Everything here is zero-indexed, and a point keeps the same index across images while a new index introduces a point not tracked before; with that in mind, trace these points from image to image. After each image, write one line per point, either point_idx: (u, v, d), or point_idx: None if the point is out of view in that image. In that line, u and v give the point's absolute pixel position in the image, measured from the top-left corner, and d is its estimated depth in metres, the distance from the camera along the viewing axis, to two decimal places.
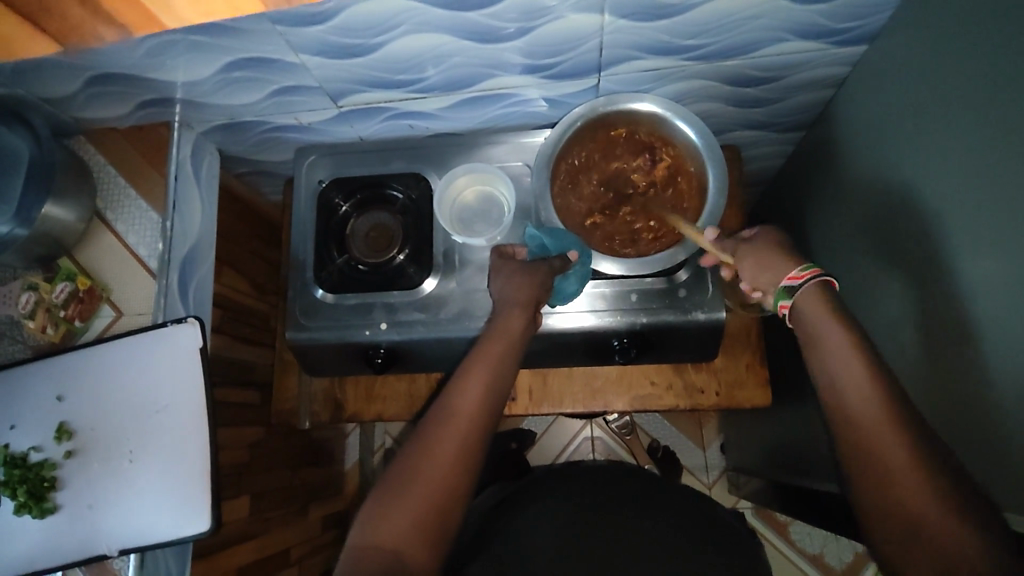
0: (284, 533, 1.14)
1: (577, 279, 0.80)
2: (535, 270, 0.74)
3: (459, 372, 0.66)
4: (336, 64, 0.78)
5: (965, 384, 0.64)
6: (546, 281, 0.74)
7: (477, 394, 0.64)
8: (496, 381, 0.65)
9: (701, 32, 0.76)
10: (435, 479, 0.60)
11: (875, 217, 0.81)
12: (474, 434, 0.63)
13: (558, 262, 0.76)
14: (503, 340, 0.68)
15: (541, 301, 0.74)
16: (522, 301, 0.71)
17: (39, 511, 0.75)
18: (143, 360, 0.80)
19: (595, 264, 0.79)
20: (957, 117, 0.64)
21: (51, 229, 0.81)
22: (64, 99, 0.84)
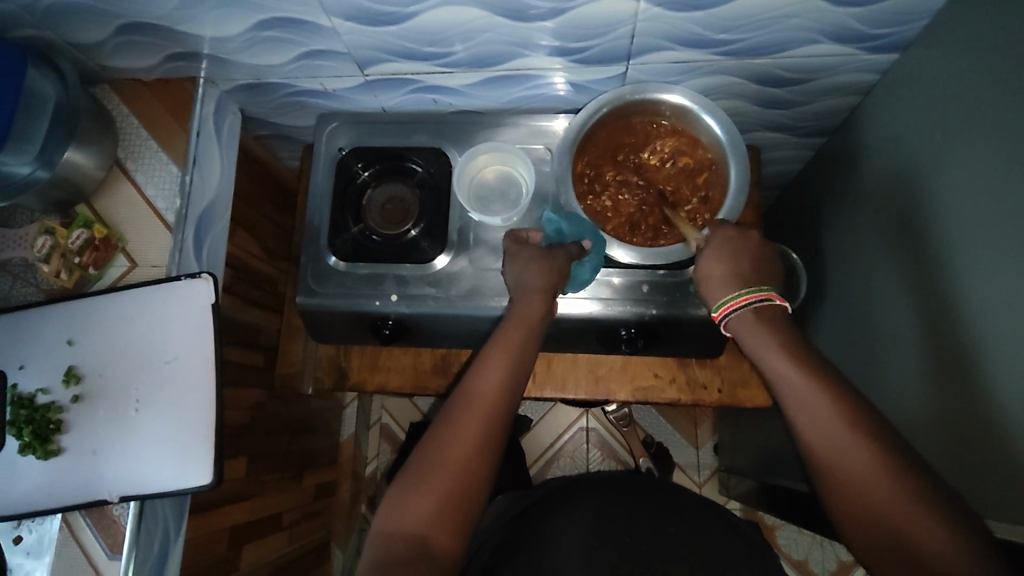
0: (276, 497, 1.15)
1: (594, 264, 0.79)
2: (553, 256, 0.74)
3: (478, 358, 0.67)
4: (367, 30, 0.78)
5: (984, 397, 0.64)
6: (564, 268, 0.74)
7: (497, 379, 0.65)
8: (514, 368, 0.66)
9: (734, 26, 0.75)
10: (455, 461, 0.60)
11: (893, 228, 0.81)
12: (494, 419, 0.63)
13: (574, 249, 0.76)
14: (521, 326, 0.69)
15: (561, 288, 0.74)
16: (540, 287, 0.72)
17: (43, 453, 0.76)
18: (156, 313, 0.80)
19: (609, 250, 0.79)
20: (987, 133, 0.65)
21: (73, 175, 0.82)
22: (92, 46, 0.84)
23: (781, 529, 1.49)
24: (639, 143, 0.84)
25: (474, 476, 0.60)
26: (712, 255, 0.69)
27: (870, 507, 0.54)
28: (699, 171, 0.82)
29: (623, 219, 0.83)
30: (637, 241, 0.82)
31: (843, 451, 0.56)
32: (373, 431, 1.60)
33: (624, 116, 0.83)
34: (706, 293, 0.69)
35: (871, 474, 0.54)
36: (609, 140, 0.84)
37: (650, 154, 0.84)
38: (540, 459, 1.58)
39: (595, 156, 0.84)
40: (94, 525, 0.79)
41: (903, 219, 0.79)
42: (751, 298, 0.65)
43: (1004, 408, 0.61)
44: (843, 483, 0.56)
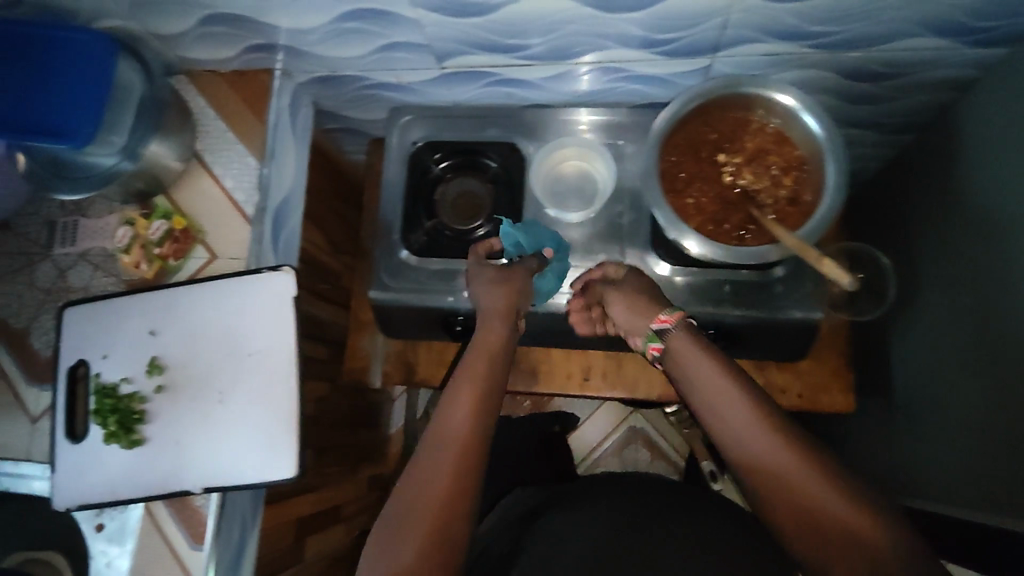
0: (336, 489, 1.15)
1: (553, 277, 0.82)
2: (513, 277, 0.73)
3: (446, 394, 0.65)
4: (451, 22, 0.76)
5: None
6: (524, 286, 0.74)
7: (466, 415, 0.62)
8: (483, 399, 0.64)
9: (834, 18, 0.72)
10: (430, 509, 0.58)
11: (979, 222, 0.77)
12: (467, 459, 0.61)
13: (534, 262, 0.78)
14: (483, 357, 0.67)
15: (522, 308, 0.73)
16: (501, 310, 0.71)
17: (127, 442, 0.77)
18: (237, 305, 0.80)
19: (679, 237, 0.76)
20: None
21: (155, 167, 0.82)
22: (173, 38, 0.83)
23: None
24: (728, 138, 0.80)
25: (457, 522, 0.58)
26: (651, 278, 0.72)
27: (815, 517, 0.53)
28: (787, 171, 0.78)
29: (706, 215, 0.79)
30: (718, 239, 0.78)
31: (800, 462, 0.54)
32: None
33: (707, 112, 0.80)
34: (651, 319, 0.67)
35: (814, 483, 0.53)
36: (690, 137, 0.80)
37: (734, 151, 0.80)
38: (590, 457, 1.57)
39: (681, 149, 0.80)
40: (175, 514, 0.80)
41: (992, 214, 0.74)
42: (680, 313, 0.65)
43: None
44: (776, 491, 0.54)
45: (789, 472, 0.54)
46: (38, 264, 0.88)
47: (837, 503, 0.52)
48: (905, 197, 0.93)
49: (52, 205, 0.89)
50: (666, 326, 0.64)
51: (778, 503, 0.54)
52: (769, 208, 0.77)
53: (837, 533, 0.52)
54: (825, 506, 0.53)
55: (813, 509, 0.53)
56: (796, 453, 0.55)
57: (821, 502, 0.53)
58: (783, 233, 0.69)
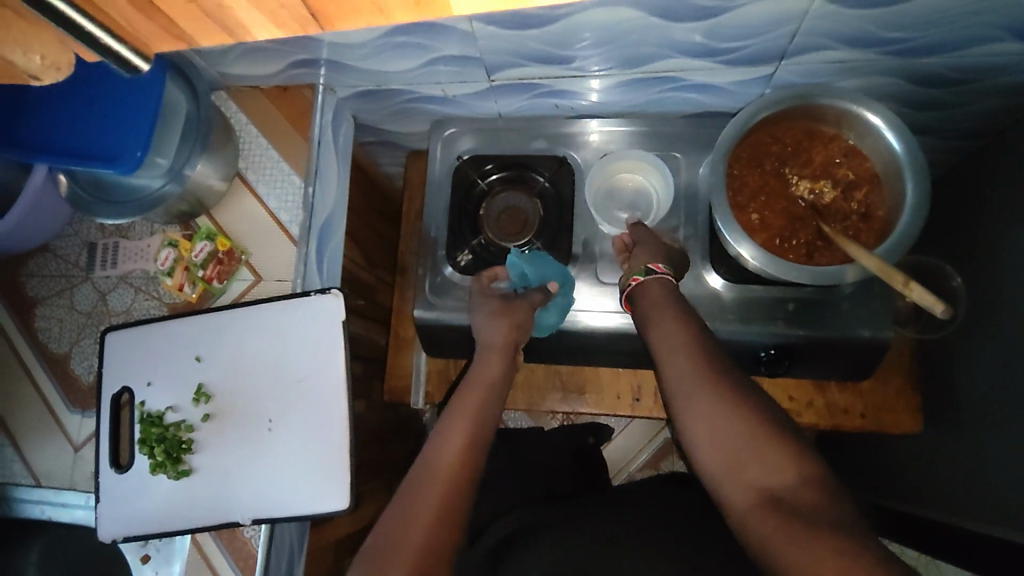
0: (372, 509, 1.13)
1: (555, 311, 0.82)
2: (515, 310, 0.75)
3: (445, 415, 0.66)
4: (508, 34, 0.73)
5: None
6: (525, 320, 0.76)
7: (463, 433, 0.63)
8: (479, 420, 0.65)
9: (913, 23, 0.69)
10: (425, 516, 0.57)
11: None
12: (463, 476, 0.60)
13: (538, 296, 0.78)
14: (482, 387, 0.68)
15: (521, 344, 0.75)
16: (501, 343, 0.72)
17: (175, 473, 0.75)
18: (286, 330, 0.78)
19: (735, 242, 0.73)
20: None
21: (199, 188, 0.80)
22: (217, 54, 0.81)
23: None
24: (795, 151, 0.77)
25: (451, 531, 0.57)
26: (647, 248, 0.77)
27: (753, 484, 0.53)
28: (859, 184, 0.75)
29: (774, 232, 0.76)
30: (786, 256, 0.75)
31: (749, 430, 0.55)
32: None
33: (772, 124, 0.76)
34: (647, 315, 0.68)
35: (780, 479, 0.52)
36: (754, 150, 0.77)
37: (801, 164, 0.77)
38: (624, 470, 1.54)
39: (745, 163, 0.77)
40: (224, 546, 0.78)
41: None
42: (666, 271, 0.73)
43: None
44: (727, 466, 0.55)
45: (737, 444, 0.55)
46: (78, 287, 0.86)
47: (770, 463, 0.53)
48: (972, 207, 0.89)
49: (91, 226, 0.87)
50: (654, 271, 0.72)
51: (727, 477, 0.55)
52: (840, 225, 0.74)
53: (772, 501, 0.52)
54: (767, 473, 0.53)
55: (755, 477, 0.53)
56: (744, 424, 0.55)
57: (757, 461, 0.54)
58: (859, 252, 0.65)
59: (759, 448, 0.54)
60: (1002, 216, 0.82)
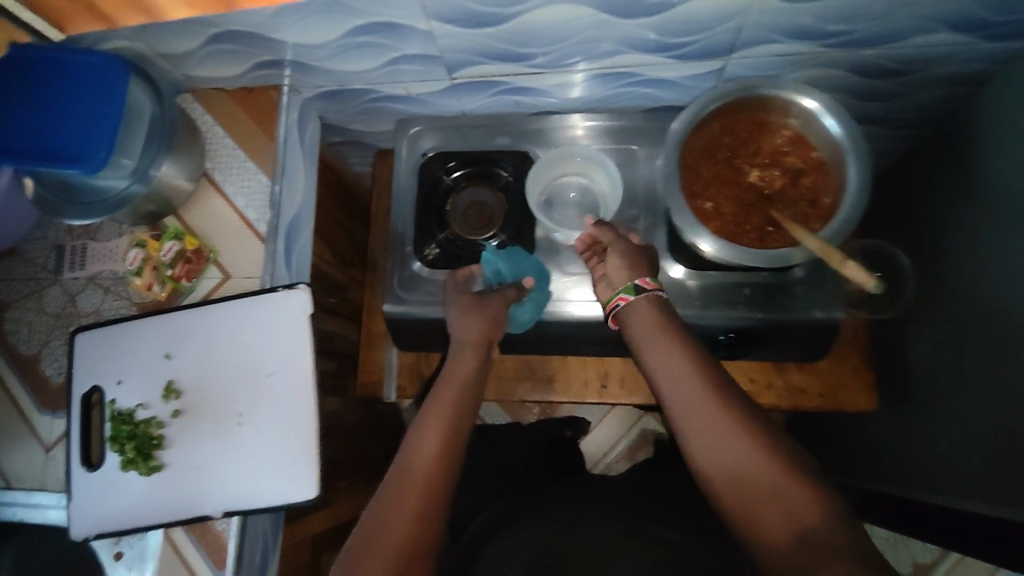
0: (349, 505, 1.14)
1: (533, 306, 0.84)
2: (486, 305, 0.76)
3: (418, 420, 0.66)
4: (465, 32, 0.75)
5: None
6: (497, 316, 0.76)
7: (439, 435, 0.63)
8: (454, 421, 0.65)
9: (851, 17, 0.72)
10: (404, 528, 0.58)
11: (993, 213, 0.76)
12: (439, 482, 0.61)
13: (513, 292, 0.80)
14: (454, 387, 0.68)
15: (495, 339, 0.75)
16: (473, 340, 0.72)
17: (146, 468, 0.76)
18: (253, 326, 0.79)
19: (697, 238, 0.76)
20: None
21: (166, 188, 0.81)
22: (181, 56, 0.82)
23: None
24: (744, 141, 0.80)
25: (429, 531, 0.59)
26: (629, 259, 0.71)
27: (757, 502, 0.53)
28: (807, 172, 0.78)
29: (727, 219, 0.78)
30: (738, 240, 0.77)
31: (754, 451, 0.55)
32: None
33: (721, 116, 0.79)
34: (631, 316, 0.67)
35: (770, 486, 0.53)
36: (706, 141, 0.80)
37: (751, 154, 0.80)
38: (602, 461, 1.56)
39: (696, 153, 0.80)
40: (197, 541, 0.78)
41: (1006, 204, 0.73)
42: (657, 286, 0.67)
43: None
44: (730, 483, 0.55)
45: (723, 446, 0.56)
46: (47, 290, 0.87)
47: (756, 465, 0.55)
48: (920, 193, 0.93)
49: (59, 229, 0.87)
50: (646, 288, 0.66)
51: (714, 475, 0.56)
52: (790, 210, 0.77)
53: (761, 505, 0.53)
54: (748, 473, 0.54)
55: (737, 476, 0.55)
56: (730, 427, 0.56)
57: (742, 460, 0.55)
58: (804, 234, 0.67)
59: (751, 461, 0.55)
60: (946, 201, 0.85)
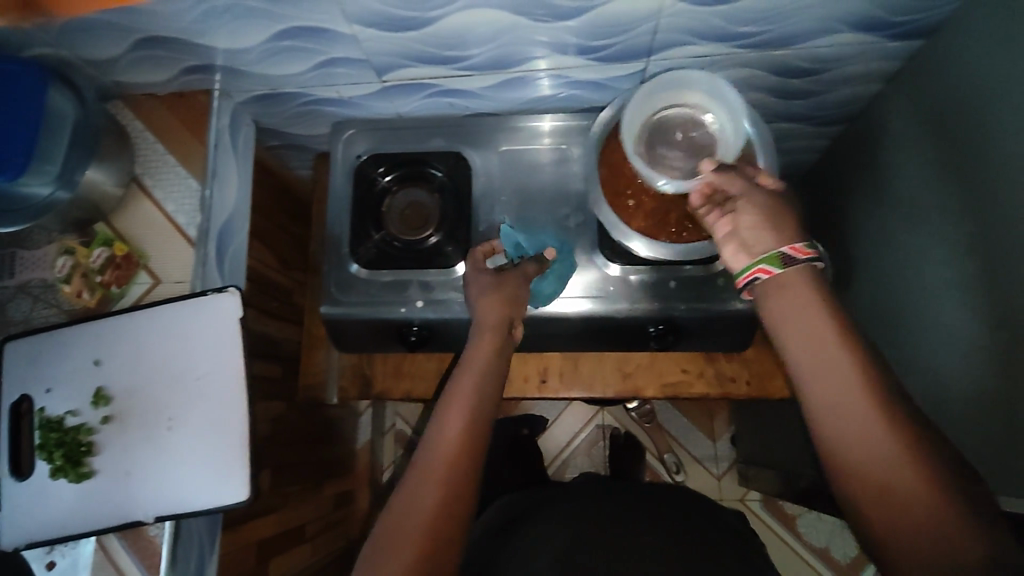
0: (298, 509, 1.14)
1: (555, 279, 0.87)
2: (507, 283, 0.77)
3: (438, 408, 0.66)
4: (388, 36, 0.76)
5: None
6: (517, 292, 0.77)
7: (461, 423, 0.64)
8: (477, 405, 0.65)
9: (759, 19, 0.74)
10: (426, 513, 0.59)
11: (923, 209, 0.80)
12: (461, 466, 0.62)
13: (532, 267, 0.81)
14: (475, 370, 0.68)
15: (516, 320, 0.75)
16: (493, 322, 0.73)
17: (76, 476, 0.75)
18: (184, 328, 0.79)
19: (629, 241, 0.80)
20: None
21: (92, 193, 0.81)
22: (106, 62, 0.82)
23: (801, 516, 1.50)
24: None
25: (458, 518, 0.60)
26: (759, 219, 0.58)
27: (895, 499, 0.48)
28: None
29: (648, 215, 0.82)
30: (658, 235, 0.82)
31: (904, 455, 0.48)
32: (388, 437, 1.62)
33: None
34: (765, 293, 0.56)
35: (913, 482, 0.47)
36: None
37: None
38: (558, 457, 1.58)
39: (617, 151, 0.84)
40: (129, 545, 0.78)
41: (931, 198, 0.78)
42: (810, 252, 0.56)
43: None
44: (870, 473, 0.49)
45: (873, 439, 0.49)
46: None
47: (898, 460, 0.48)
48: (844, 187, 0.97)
49: None
50: (795, 257, 0.55)
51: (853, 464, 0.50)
52: None
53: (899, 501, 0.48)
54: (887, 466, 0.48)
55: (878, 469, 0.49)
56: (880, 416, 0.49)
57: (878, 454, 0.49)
58: None
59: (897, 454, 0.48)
60: None
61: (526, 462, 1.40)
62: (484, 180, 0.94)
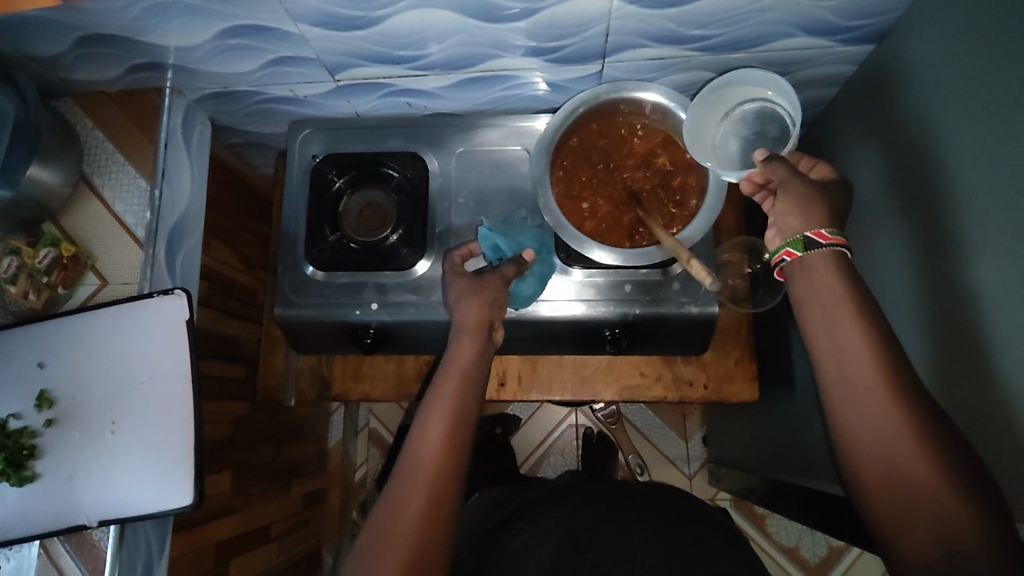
0: (264, 510, 1.14)
1: (534, 281, 0.86)
2: (487, 287, 0.77)
3: (423, 412, 0.66)
4: (337, 35, 0.75)
5: (971, 396, 0.62)
6: (498, 296, 0.77)
7: (443, 428, 0.64)
8: (459, 409, 0.66)
9: (710, 22, 0.73)
10: (414, 512, 0.59)
11: (875, 217, 0.80)
12: (447, 469, 0.62)
13: (511, 270, 0.80)
14: (456, 375, 0.69)
15: (495, 322, 0.76)
16: (472, 326, 0.73)
17: (17, 479, 0.74)
18: (129, 331, 0.79)
19: (588, 251, 0.79)
20: (968, 112, 0.62)
21: (37, 192, 0.79)
22: (53, 59, 0.80)
23: (771, 516, 1.50)
24: (620, 143, 0.84)
25: (439, 524, 0.60)
26: (784, 213, 0.60)
27: (893, 471, 0.52)
28: (676, 174, 0.82)
29: (600, 219, 0.82)
30: (611, 239, 0.82)
31: (912, 449, 0.51)
32: (361, 436, 1.61)
33: (595, 118, 0.83)
34: (791, 275, 0.60)
35: (913, 458, 0.51)
36: (582, 141, 0.84)
37: (625, 155, 0.84)
38: (531, 457, 1.57)
39: (569, 154, 0.84)
40: (72, 550, 0.78)
41: (882, 207, 0.78)
42: (838, 241, 0.57)
43: (985, 393, 0.60)
44: (874, 452, 0.53)
45: (874, 418, 0.53)
46: None
47: (898, 437, 0.52)
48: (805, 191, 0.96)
49: None
50: (820, 242, 0.57)
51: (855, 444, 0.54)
52: (659, 211, 0.81)
53: (894, 473, 0.52)
54: (885, 442, 0.52)
55: (878, 446, 0.53)
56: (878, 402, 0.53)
57: (874, 431, 0.53)
58: (662, 234, 0.70)
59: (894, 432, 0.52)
60: None
61: (496, 463, 1.40)
62: (441, 182, 0.94)
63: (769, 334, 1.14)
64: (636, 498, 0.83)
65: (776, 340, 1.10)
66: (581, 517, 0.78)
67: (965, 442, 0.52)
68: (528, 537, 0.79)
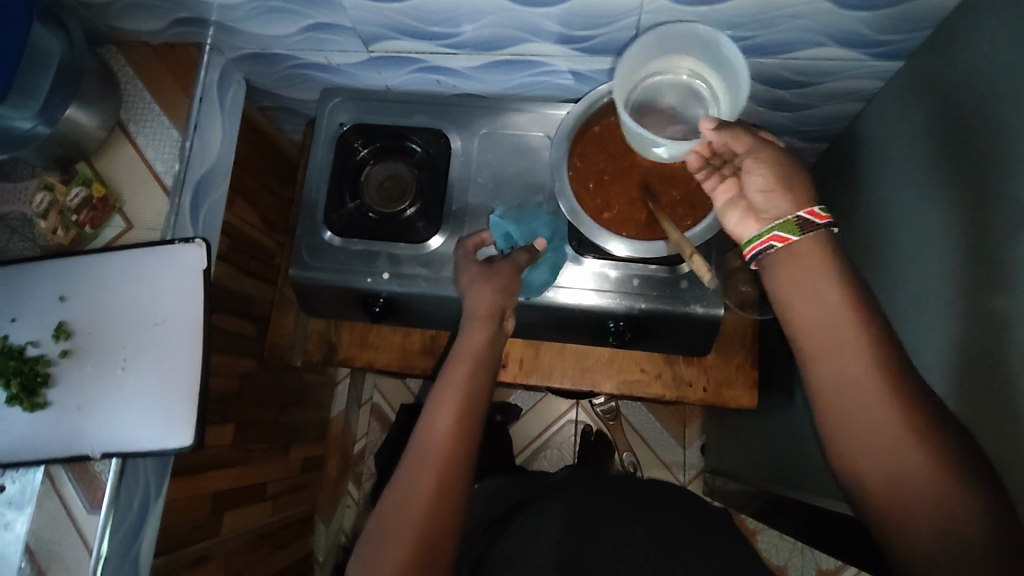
0: (261, 467, 1.16)
1: (546, 268, 0.86)
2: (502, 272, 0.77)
3: (435, 392, 0.68)
4: (376, 7, 0.76)
5: (988, 416, 0.61)
6: (510, 282, 0.77)
7: (453, 408, 0.66)
8: (469, 390, 0.68)
9: (741, 24, 0.74)
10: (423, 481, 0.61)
11: (901, 233, 0.80)
12: (458, 444, 0.64)
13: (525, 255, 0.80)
14: (468, 359, 0.70)
15: (507, 309, 0.76)
16: (487, 308, 0.74)
17: (30, 405, 0.77)
18: (148, 274, 0.82)
19: (603, 242, 0.82)
20: (1010, 132, 0.62)
21: (73, 132, 0.82)
22: (101, 6, 0.83)
23: (762, 533, 1.50)
24: None
25: (440, 493, 0.61)
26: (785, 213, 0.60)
27: (894, 486, 0.51)
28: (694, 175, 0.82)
29: (614, 211, 0.83)
30: (622, 230, 0.83)
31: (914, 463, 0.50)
32: (363, 409, 1.64)
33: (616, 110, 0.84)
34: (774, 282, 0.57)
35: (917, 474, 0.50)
36: (602, 133, 0.85)
37: None
38: (528, 447, 1.58)
39: (588, 146, 0.85)
40: (75, 479, 0.81)
41: (911, 224, 0.77)
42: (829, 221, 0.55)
43: (999, 414, 0.59)
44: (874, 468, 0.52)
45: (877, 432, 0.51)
46: None
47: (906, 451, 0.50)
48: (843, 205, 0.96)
49: None
50: (814, 222, 0.55)
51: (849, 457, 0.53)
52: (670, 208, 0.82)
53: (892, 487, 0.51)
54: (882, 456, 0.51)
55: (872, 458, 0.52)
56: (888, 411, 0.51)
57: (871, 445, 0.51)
58: (671, 227, 0.72)
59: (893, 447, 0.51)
60: None
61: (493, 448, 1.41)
62: (462, 161, 0.95)
63: (775, 345, 1.14)
64: (642, 493, 0.83)
65: (783, 351, 1.09)
66: (586, 507, 0.79)
67: (981, 461, 0.50)
68: (527, 520, 0.79)
